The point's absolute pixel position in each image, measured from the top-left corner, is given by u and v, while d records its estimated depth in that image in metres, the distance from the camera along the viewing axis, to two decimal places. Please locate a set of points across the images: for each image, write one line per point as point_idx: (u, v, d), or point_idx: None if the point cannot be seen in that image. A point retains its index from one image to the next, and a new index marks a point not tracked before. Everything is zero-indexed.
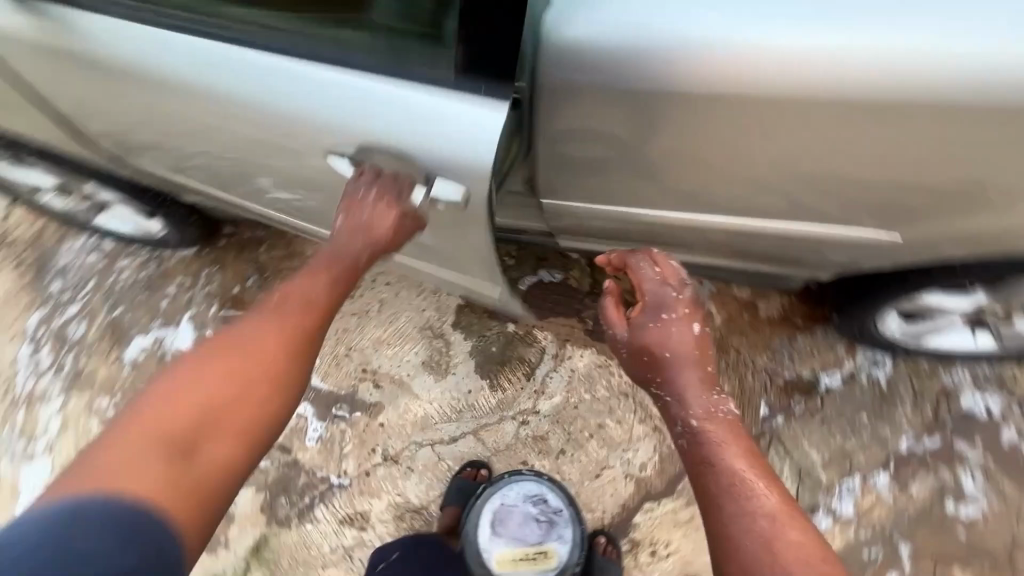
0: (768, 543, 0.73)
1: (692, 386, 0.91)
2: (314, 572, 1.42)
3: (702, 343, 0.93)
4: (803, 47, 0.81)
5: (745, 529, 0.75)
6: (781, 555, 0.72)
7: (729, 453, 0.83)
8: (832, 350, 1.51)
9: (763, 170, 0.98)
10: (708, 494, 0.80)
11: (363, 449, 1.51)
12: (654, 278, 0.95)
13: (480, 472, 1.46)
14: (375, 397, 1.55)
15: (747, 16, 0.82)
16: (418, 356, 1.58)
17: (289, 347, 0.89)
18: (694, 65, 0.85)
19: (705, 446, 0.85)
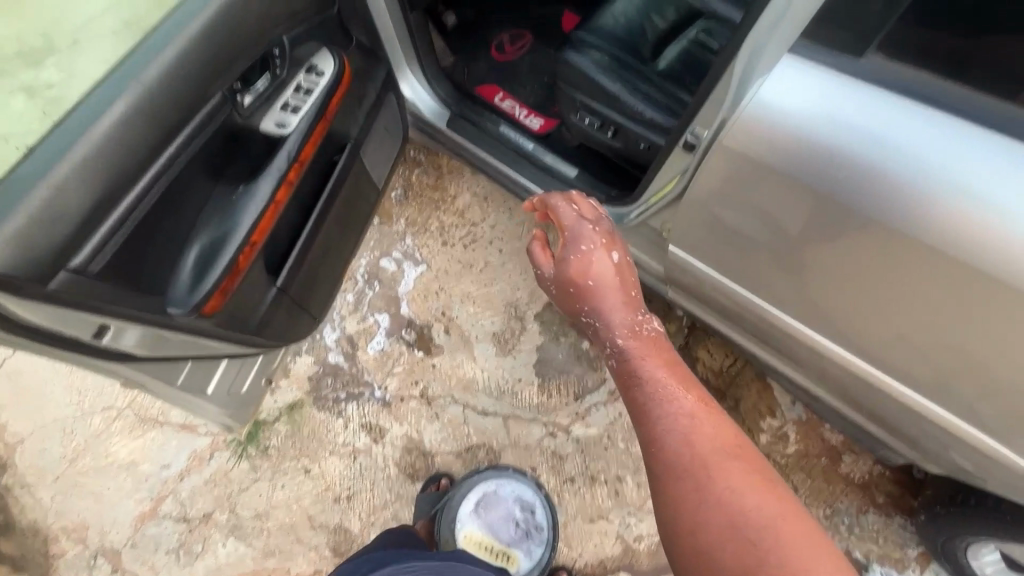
0: (685, 438, 0.82)
1: (617, 310, 1.01)
2: (322, 451, 1.57)
3: (625, 271, 1.06)
4: (990, 214, 0.71)
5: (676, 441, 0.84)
6: (708, 459, 0.80)
7: (651, 364, 0.95)
8: (901, 548, 1.32)
9: (920, 325, 0.87)
10: (653, 416, 0.88)
11: (410, 377, 1.64)
12: (573, 213, 1.09)
13: (442, 483, 1.47)
14: (441, 339, 1.68)
15: (958, 153, 0.71)
16: (492, 326, 1.68)
17: None
18: (869, 180, 0.77)
19: (633, 361, 0.97)
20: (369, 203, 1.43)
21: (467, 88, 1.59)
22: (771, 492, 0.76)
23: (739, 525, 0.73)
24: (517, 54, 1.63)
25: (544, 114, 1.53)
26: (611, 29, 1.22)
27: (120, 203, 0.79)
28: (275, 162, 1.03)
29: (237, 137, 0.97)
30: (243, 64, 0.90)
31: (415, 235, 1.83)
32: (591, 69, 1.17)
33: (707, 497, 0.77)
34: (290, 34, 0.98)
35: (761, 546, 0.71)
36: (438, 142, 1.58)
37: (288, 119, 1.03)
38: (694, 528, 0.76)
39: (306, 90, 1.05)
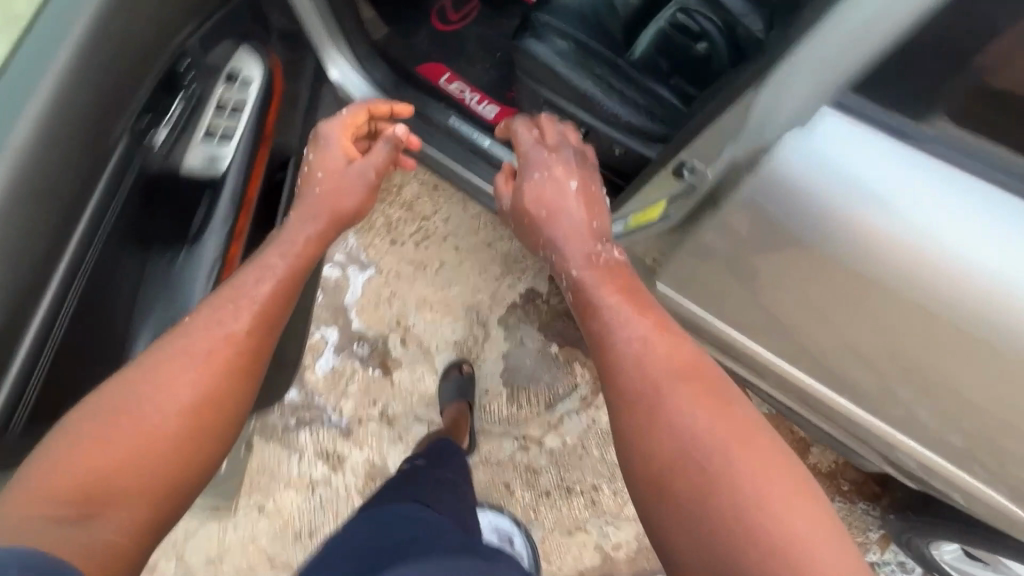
0: (636, 364, 0.82)
1: (572, 238, 0.99)
2: (275, 486, 1.44)
3: (589, 203, 1.01)
4: (951, 254, 0.66)
5: (634, 377, 0.82)
6: (663, 396, 0.79)
7: (606, 290, 0.92)
8: (864, 532, 1.37)
9: (862, 335, 0.84)
10: (615, 358, 0.85)
11: (366, 397, 1.50)
12: (531, 138, 1.05)
13: (464, 368, 1.50)
14: (398, 352, 1.55)
15: (933, 190, 0.63)
16: (452, 333, 1.56)
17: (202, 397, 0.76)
18: (836, 207, 0.68)
19: (587, 288, 0.93)
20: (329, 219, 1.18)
21: (406, 66, 1.35)
22: (722, 429, 0.75)
23: (688, 453, 0.74)
24: (463, 23, 1.41)
25: (499, 100, 1.33)
26: (578, 8, 1.03)
27: (33, 322, 0.65)
28: (219, 208, 0.90)
29: (159, 188, 0.83)
30: (141, 90, 0.76)
31: (360, 235, 1.63)
32: (552, 64, 0.99)
33: (659, 431, 0.77)
34: (193, 38, 0.85)
35: (706, 475, 0.72)
36: None
37: (220, 151, 0.90)
38: (646, 451, 0.78)
39: (234, 109, 0.91)
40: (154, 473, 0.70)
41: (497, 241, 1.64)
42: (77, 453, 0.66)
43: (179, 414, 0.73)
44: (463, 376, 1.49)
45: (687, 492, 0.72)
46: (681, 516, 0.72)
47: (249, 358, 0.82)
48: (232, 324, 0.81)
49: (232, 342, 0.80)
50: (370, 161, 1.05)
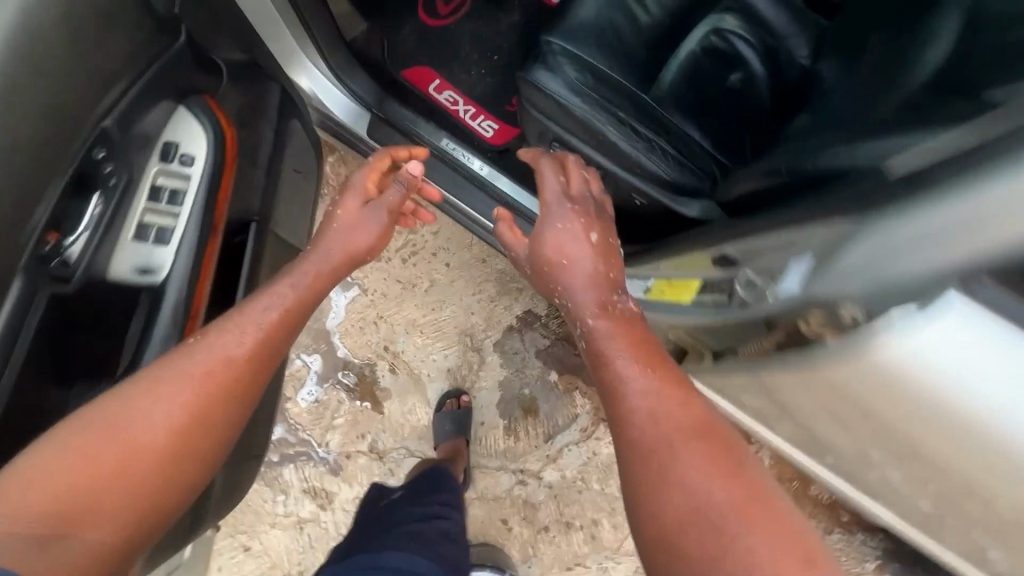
0: (648, 415, 0.65)
1: (588, 285, 0.80)
2: (261, 525, 1.36)
3: (603, 254, 0.83)
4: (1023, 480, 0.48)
5: (641, 413, 0.66)
6: (675, 437, 0.62)
7: (624, 345, 0.73)
8: (860, 562, 1.37)
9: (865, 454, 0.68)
10: (619, 392, 0.69)
11: (354, 431, 1.41)
12: (557, 184, 0.87)
13: (461, 400, 1.42)
14: (387, 381, 1.44)
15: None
16: (445, 360, 1.46)
17: (221, 393, 0.65)
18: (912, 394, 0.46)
19: (601, 343, 0.74)
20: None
21: (389, 72, 1.19)
22: (750, 491, 0.58)
23: (705, 514, 0.57)
24: (454, 17, 1.21)
25: (498, 114, 1.17)
26: (594, 27, 0.88)
27: None
28: (158, 327, 0.66)
29: (73, 310, 0.60)
30: (42, 208, 0.54)
31: None
32: (559, 97, 0.84)
33: (667, 483, 0.60)
34: (119, 103, 0.60)
35: (724, 545, 0.54)
36: (357, 152, 1.19)
37: (156, 259, 0.66)
38: (651, 505, 0.61)
39: (173, 194, 0.67)
40: (148, 478, 0.59)
41: (492, 257, 1.51)
42: (62, 454, 0.55)
43: (177, 429, 0.61)
44: (460, 407, 1.40)
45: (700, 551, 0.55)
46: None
47: (255, 377, 0.68)
48: (236, 337, 0.68)
49: (244, 356, 0.67)
50: (384, 203, 0.91)
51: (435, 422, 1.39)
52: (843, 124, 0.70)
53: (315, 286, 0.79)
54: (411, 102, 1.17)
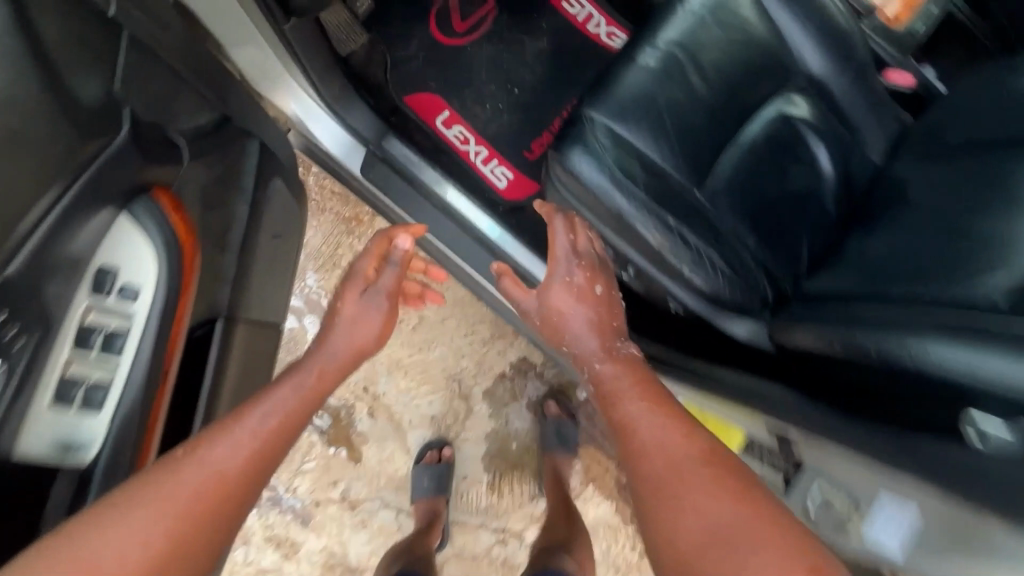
0: (653, 440, 0.55)
1: (590, 328, 0.68)
2: None
3: (602, 310, 0.70)
4: None
5: (645, 440, 0.55)
6: (678, 460, 0.52)
7: (626, 384, 0.61)
8: None
9: None
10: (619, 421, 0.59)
11: (326, 477, 1.30)
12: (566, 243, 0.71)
13: (442, 453, 1.31)
14: (365, 425, 1.32)
15: None
16: (429, 406, 1.34)
17: (223, 500, 0.49)
18: None
19: (608, 389, 0.63)
20: (273, 354, 0.82)
21: (390, 95, 1.01)
22: (768, 518, 0.46)
23: (715, 547, 0.45)
24: (471, 38, 1.04)
25: (513, 161, 1.02)
26: (647, 105, 0.74)
27: None
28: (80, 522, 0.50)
29: None
30: None
31: (322, 277, 1.34)
32: (600, 197, 0.71)
33: (672, 515, 0.49)
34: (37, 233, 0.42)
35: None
36: (348, 188, 1.03)
37: (82, 433, 0.49)
38: (659, 543, 0.49)
39: (108, 339, 0.50)
40: None
41: None
42: None
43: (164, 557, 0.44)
44: (440, 463, 1.29)
45: None
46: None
47: (258, 488, 0.53)
48: (236, 445, 0.52)
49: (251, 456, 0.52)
50: (383, 287, 0.78)
51: (413, 478, 1.29)
52: (929, 293, 0.60)
53: (322, 386, 0.65)
54: (414, 137, 1.00)
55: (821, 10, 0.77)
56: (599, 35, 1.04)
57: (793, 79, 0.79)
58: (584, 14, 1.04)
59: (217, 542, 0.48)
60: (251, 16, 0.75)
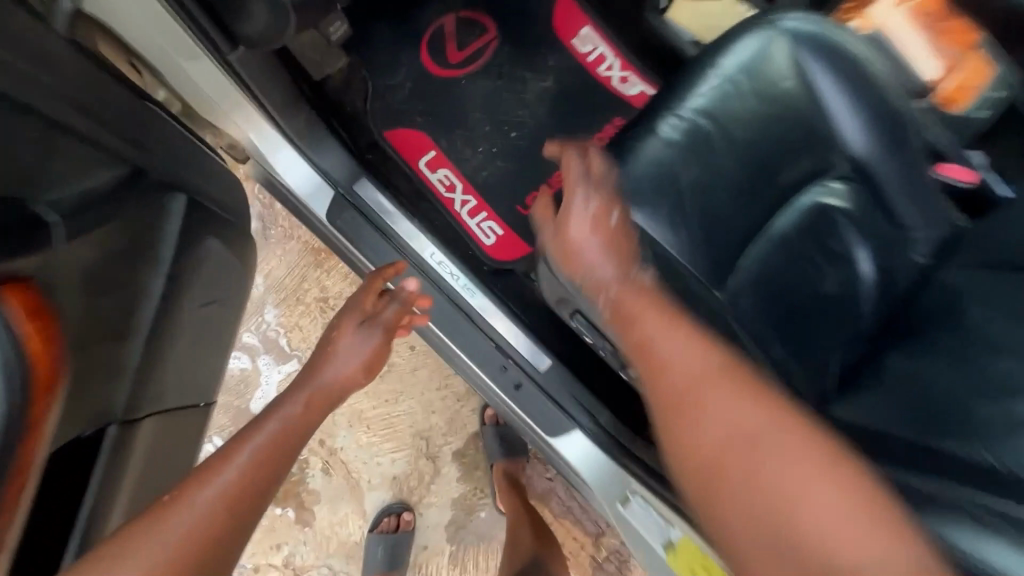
0: (686, 366, 0.46)
1: (604, 258, 0.55)
2: None
3: (625, 252, 0.56)
4: None
5: (675, 361, 0.47)
6: (708, 378, 0.45)
7: (648, 315, 0.51)
8: None
9: None
10: (634, 333, 0.51)
11: (268, 540, 1.16)
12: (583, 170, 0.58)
13: (402, 519, 1.18)
14: (317, 483, 1.18)
15: None
16: (392, 466, 1.20)
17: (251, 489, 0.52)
18: None
19: (627, 318, 0.52)
20: (201, 436, 0.68)
21: (369, 128, 0.89)
22: (799, 425, 0.41)
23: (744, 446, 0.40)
24: (467, 70, 0.91)
25: (503, 214, 0.89)
26: (667, 184, 0.62)
27: None
28: None
29: None
30: None
31: (282, 312, 1.20)
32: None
33: (693, 418, 0.44)
34: None
35: (769, 483, 0.38)
36: (313, 229, 0.89)
37: None
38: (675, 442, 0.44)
39: None
40: None
41: None
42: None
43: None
44: (397, 531, 1.17)
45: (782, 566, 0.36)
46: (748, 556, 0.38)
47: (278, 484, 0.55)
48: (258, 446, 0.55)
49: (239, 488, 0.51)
50: (381, 322, 0.73)
51: (368, 546, 1.17)
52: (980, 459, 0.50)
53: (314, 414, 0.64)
54: (392, 178, 0.89)
55: (872, 93, 0.66)
56: (611, 78, 0.92)
57: (835, 166, 0.67)
58: (595, 53, 0.92)
59: (226, 552, 0.48)
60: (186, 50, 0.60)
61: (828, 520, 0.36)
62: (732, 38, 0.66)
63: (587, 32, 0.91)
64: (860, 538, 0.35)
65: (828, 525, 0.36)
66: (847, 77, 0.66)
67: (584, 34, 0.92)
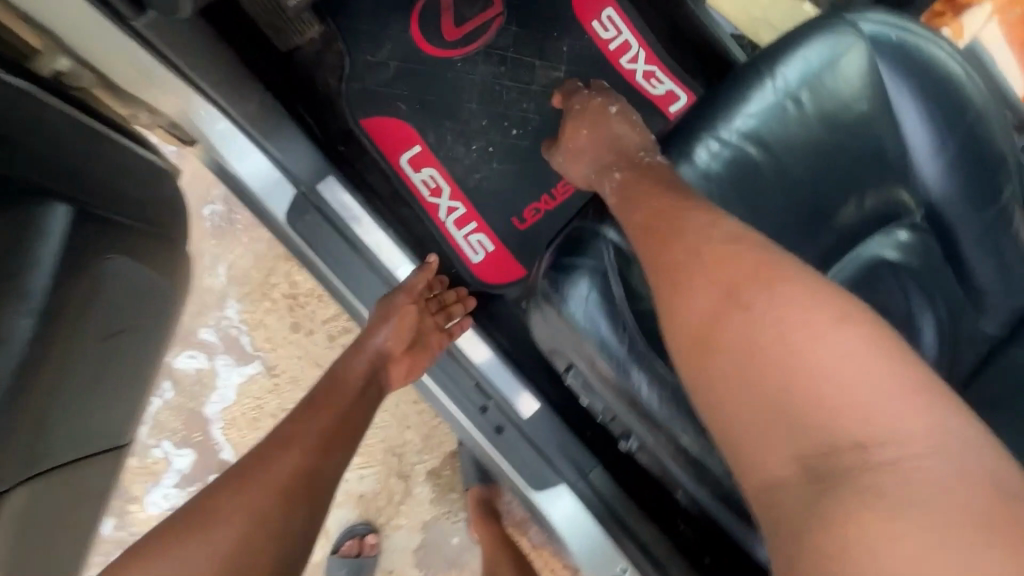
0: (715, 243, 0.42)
1: (600, 142, 0.60)
2: None
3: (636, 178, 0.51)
4: None
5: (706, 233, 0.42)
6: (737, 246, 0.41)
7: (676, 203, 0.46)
8: None
9: None
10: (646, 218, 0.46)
11: None
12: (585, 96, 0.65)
13: (367, 542, 1.09)
14: None
15: None
16: (359, 483, 1.10)
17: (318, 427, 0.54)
18: None
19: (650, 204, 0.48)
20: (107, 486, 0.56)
21: (343, 114, 0.75)
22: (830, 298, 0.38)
23: (748, 306, 0.38)
24: (464, 51, 0.76)
25: (495, 227, 0.76)
26: None
27: None
28: None
29: None
30: None
31: (245, 307, 1.05)
32: (603, 361, 0.46)
33: (696, 289, 0.41)
34: None
35: (779, 342, 0.36)
36: (270, 229, 0.76)
37: None
38: (672, 314, 0.42)
39: None
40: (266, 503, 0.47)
41: None
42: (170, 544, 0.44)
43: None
44: (361, 556, 1.07)
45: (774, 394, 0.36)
46: (739, 415, 0.38)
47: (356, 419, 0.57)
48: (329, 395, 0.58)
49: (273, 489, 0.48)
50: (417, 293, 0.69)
51: (328, 569, 1.08)
52: None
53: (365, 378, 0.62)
54: (367, 176, 0.76)
55: (963, 125, 0.53)
56: (634, 72, 0.77)
57: (907, 214, 0.54)
58: (619, 40, 0.77)
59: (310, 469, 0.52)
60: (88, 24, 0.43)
61: (839, 375, 0.35)
62: (798, 42, 0.51)
63: (611, 15, 0.76)
64: (870, 383, 0.34)
65: (838, 375, 0.35)
66: (936, 105, 0.52)
67: (606, 17, 0.77)
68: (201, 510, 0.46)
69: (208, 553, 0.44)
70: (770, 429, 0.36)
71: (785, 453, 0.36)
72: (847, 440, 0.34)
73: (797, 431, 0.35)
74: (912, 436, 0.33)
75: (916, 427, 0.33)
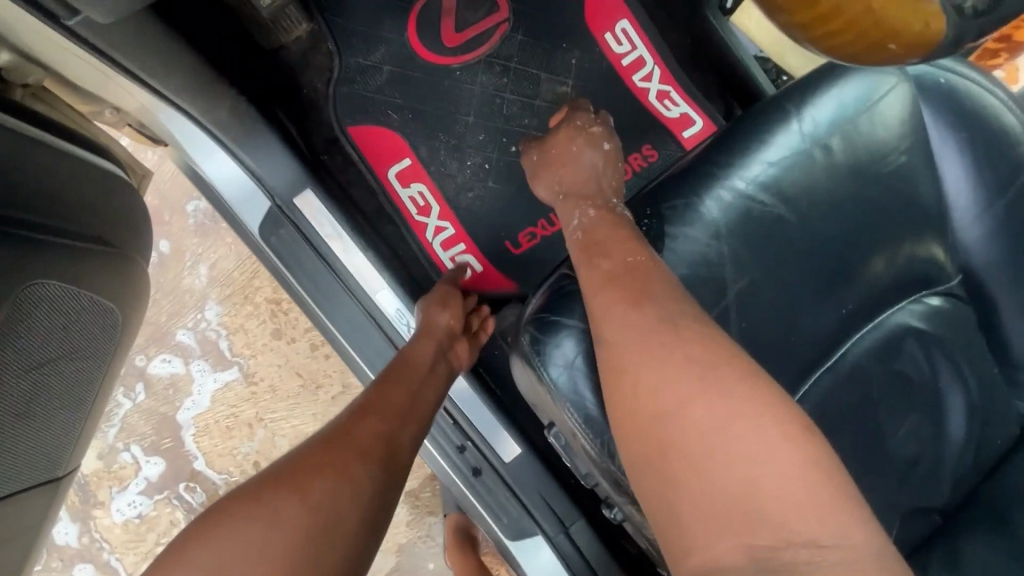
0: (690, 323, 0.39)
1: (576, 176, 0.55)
2: None
3: (606, 225, 0.46)
4: None
5: (676, 311, 0.39)
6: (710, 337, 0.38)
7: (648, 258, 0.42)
8: None
9: None
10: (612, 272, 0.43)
11: None
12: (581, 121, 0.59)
13: None
14: None
15: None
16: None
17: (383, 410, 0.49)
18: None
19: (617, 249, 0.44)
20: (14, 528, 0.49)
21: (328, 121, 0.70)
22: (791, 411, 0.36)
23: (701, 389, 0.36)
24: (464, 57, 0.70)
25: (485, 249, 0.71)
26: (710, 291, 0.43)
27: None
28: None
29: None
30: None
31: (225, 309, 0.90)
32: (583, 435, 0.41)
33: (654, 362, 0.38)
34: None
35: (719, 435, 0.35)
36: (242, 237, 0.71)
37: None
38: (624, 382, 0.38)
39: None
40: (348, 481, 0.42)
41: None
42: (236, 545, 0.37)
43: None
44: None
45: (719, 495, 0.34)
46: (680, 502, 0.35)
47: (416, 397, 0.53)
48: (385, 382, 0.53)
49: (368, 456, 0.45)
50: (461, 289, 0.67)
51: None
52: None
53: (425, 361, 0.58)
54: (351, 188, 0.71)
55: (1012, 185, 0.47)
56: (647, 90, 0.71)
57: (943, 280, 0.48)
58: (633, 56, 0.71)
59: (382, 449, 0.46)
60: (49, 34, 0.40)
61: (781, 480, 0.33)
62: (831, 82, 0.45)
63: (626, 27, 0.70)
64: (800, 490, 0.33)
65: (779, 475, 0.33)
66: (983, 162, 0.46)
67: (621, 29, 0.71)
68: (293, 464, 0.42)
69: (308, 511, 0.39)
70: (713, 524, 0.33)
71: (730, 552, 0.32)
72: (786, 547, 0.32)
73: (739, 533, 0.33)
74: (850, 557, 0.31)
75: (855, 543, 0.32)
